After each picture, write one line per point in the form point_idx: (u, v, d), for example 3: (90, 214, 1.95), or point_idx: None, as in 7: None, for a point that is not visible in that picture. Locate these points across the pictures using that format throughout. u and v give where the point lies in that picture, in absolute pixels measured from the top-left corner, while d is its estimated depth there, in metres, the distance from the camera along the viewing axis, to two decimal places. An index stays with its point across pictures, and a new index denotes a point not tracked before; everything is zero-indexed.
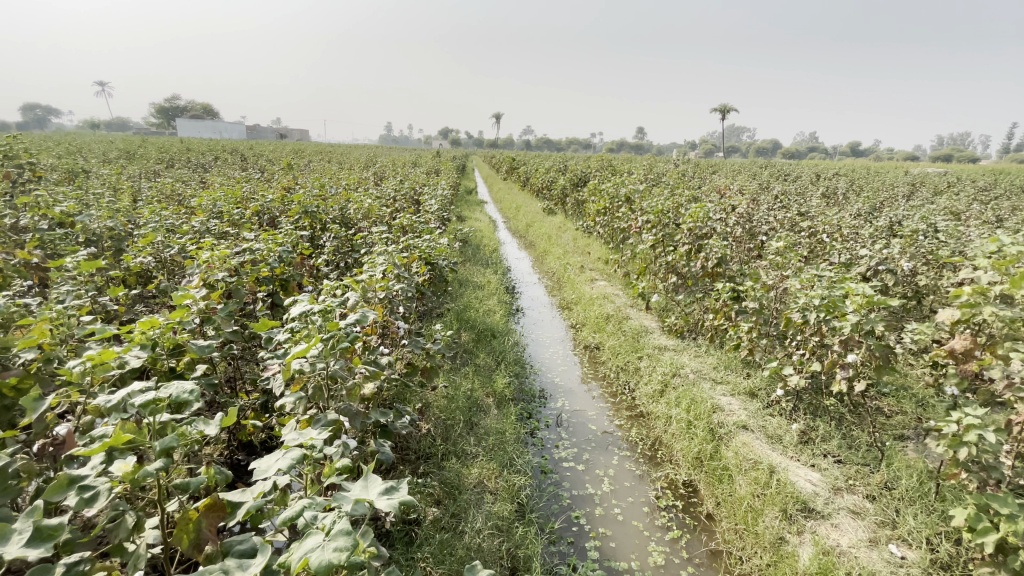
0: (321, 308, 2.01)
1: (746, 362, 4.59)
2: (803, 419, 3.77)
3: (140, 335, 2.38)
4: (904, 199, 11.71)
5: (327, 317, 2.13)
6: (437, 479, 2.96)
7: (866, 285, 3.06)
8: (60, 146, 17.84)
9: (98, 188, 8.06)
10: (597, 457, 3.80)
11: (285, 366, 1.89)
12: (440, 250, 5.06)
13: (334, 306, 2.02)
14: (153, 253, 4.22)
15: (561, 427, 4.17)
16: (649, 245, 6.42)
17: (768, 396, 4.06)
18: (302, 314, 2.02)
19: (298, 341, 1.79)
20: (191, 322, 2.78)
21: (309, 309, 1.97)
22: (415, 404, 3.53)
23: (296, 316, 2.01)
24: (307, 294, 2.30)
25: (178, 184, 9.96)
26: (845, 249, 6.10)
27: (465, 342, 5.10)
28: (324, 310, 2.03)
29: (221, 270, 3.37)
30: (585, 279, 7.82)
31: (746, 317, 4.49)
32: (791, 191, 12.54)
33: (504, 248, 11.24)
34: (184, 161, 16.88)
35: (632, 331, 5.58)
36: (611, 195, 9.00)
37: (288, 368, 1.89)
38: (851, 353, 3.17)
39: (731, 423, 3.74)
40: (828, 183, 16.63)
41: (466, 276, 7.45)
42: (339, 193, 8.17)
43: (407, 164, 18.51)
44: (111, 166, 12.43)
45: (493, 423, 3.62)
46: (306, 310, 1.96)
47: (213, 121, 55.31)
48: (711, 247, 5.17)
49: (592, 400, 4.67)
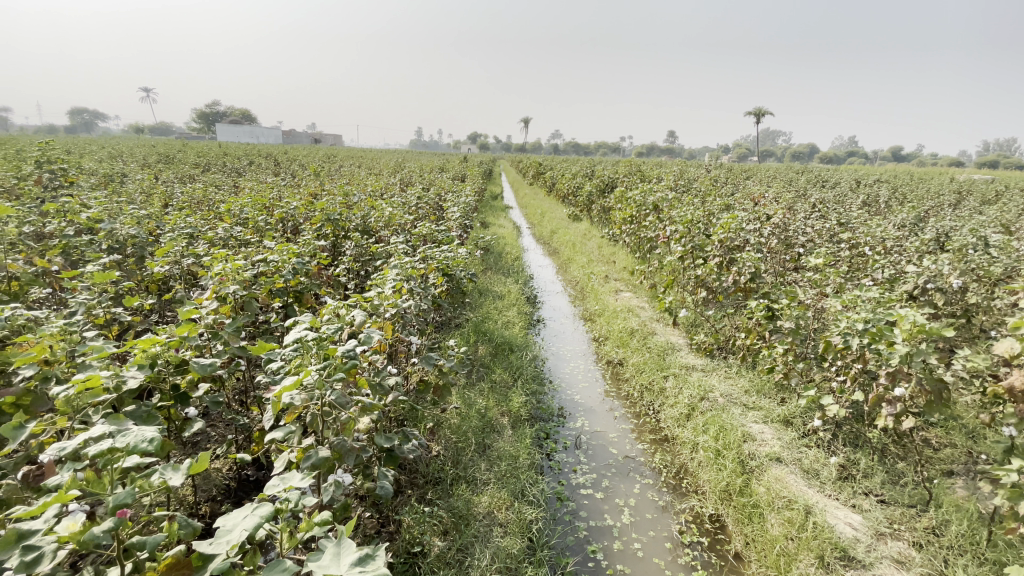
0: (319, 336, 1.90)
1: (780, 386, 4.30)
2: (843, 453, 3.48)
3: (141, 353, 2.34)
4: (951, 208, 11.04)
5: (326, 343, 2.01)
6: (445, 507, 2.82)
7: (918, 312, 2.77)
8: (105, 151, 18.67)
9: (133, 194, 8.31)
10: (616, 485, 3.59)
11: (276, 399, 1.76)
12: (458, 261, 4.94)
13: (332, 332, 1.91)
14: (172, 262, 4.22)
15: (580, 449, 3.97)
16: (677, 256, 6.16)
17: (804, 425, 3.77)
18: (298, 340, 1.90)
19: (289, 374, 1.67)
20: (197, 338, 2.70)
21: (306, 336, 1.85)
22: (426, 424, 3.40)
23: (293, 343, 1.89)
24: (308, 314, 2.19)
25: (209, 189, 10.21)
26: (888, 264, 5.72)
27: (482, 356, 4.96)
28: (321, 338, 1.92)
29: (233, 282, 3.31)
30: (609, 290, 7.59)
31: (780, 337, 4.21)
32: (829, 199, 11.99)
33: (528, 255, 11.08)
34: (219, 166, 17.38)
35: (657, 347, 5.33)
36: (638, 204, 8.75)
37: (279, 400, 1.77)
38: (899, 387, 2.88)
39: (762, 454, 3.47)
40: (870, 189, 15.89)
41: (487, 286, 7.33)
42: (363, 200, 8.17)
43: (434, 170, 18.59)
44: (149, 171, 12.91)
45: (507, 447, 3.46)
46: (303, 337, 1.84)
47: (250, 127, 57.11)
48: (743, 262, 4.90)
49: (613, 421, 4.45)
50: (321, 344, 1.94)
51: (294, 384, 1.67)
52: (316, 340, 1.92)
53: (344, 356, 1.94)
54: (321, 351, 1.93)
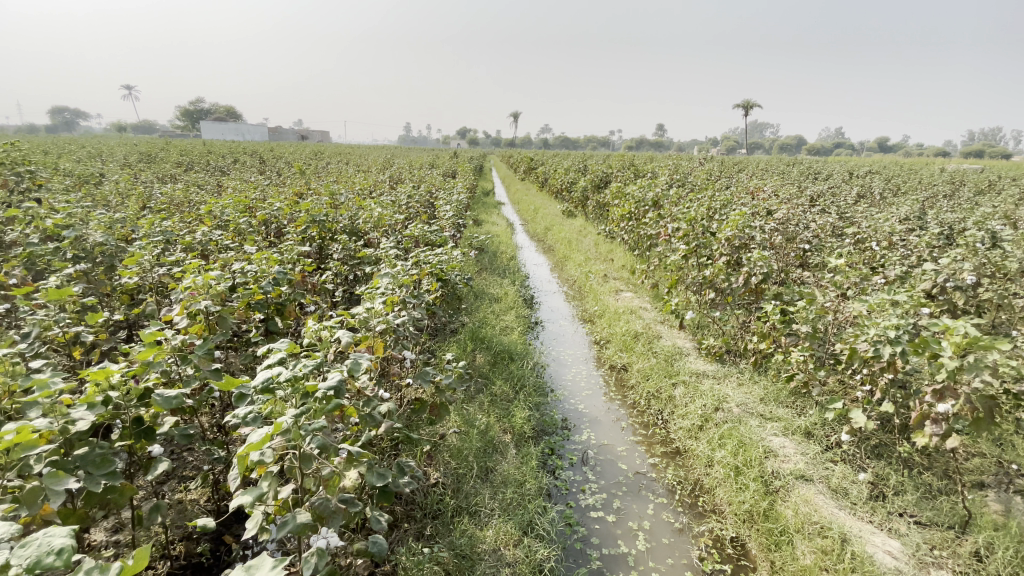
0: (297, 373, 1.61)
1: (797, 393, 4.06)
2: (872, 468, 3.25)
3: (94, 388, 2.03)
4: (947, 199, 10.93)
5: (304, 380, 1.72)
6: (446, 546, 2.54)
7: (967, 322, 2.55)
8: (85, 151, 18.08)
9: (110, 196, 7.91)
10: (629, 506, 3.32)
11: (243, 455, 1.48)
12: (454, 265, 4.65)
13: (311, 369, 1.62)
14: (139, 273, 3.86)
15: (587, 465, 3.70)
16: (681, 255, 5.90)
17: (827, 438, 3.54)
18: (270, 380, 1.60)
19: (256, 430, 1.38)
20: (162, 363, 2.38)
21: (281, 377, 1.56)
22: (423, 449, 3.12)
23: (263, 384, 1.59)
24: (283, 341, 1.89)
25: (192, 190, 9.83)
26: (899, 261, 5.51)
27: (481, 366, 4.68)
28: (299, 376, 1.62)
29: (206, 297, 2.98)
30: (608, 290, 7.34)
31: (797, 342, 3.98)
32: (825, 191, 11.81)
33: (522, 253, 10.78)
34: (201, 164, 16.79)
35: (664, 352, 5.07)
36: (636, 200, 8.48)
37: (246, 455, 1.48)
38: (945, 404, 2.65)
39: (787, 472, 3.23)
40: (864, 180, 15.78)
41: (482, 288, 7.03)
42: (351, 199, 7.82)
43: (424, 166, 18.23)
44: (128, 171, 12.36)
45: (511, 471, 3.18)
46: (278, 378, 1.55)
47: (236, 124, 56.13)
48: (754, 261, 4.65)
49: (621, 432, 4.18)
50: (298, 382, 1.64)
51: (263, 441, 1.37)
52: (293, 377, 1.63)
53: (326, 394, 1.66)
54: (297, 391, 1.64)
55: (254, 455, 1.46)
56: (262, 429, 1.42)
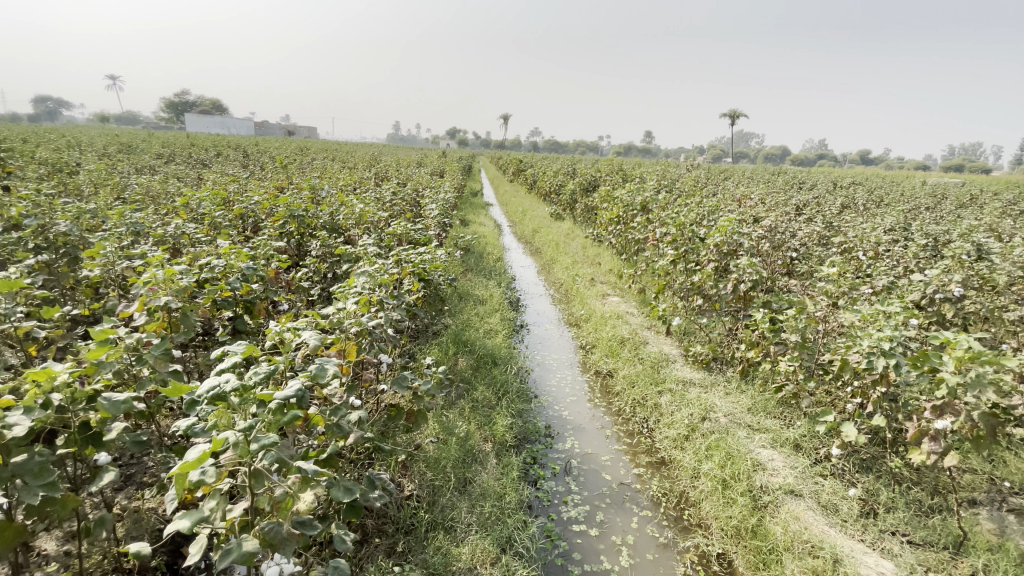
0: (248, 382, 1.46)
1: (785, 403, 3.98)
2: (862, 484, 3.17)
3: (31, 390, 1.83)
4: (928, 211, 11.05)
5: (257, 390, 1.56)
6: (418, 564, 2.38)
7: (970, 336, 2.49)
8: (61, 139, 17.53)
9: (81, 185, 7.60)
10: (612, 518, 3.19)
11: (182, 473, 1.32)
12: (437, 265, 4.49)
13: (265, 376, 1.47)
14: (101, 266, 3.62)
15: (570, 476, 3.56)
16: (669, 260, 5.80)
17: (815, 451, 3.46)
18: (217, 388, 1.45)
19: (193, 447, 1.21)
20: (113, 364, 2.19)
21: (229, 386, 1.41)
22: (398, 458, 2.95)
23: (209, 394, 1.44)
24: (239, 343, 1.74)
25: (169, 181, 9.52)
26: (885, 271, 5.47)
27: (463, 371, 4.52)
28: (251, 385, 1.47)
29: (168, 293, 2.78)
30: (595, 294, 7.23)
31: (786, 351, 3.89)
32: (811, 200, 11.87)
33: (508, 254, 10.64)
34: (183, 156, 16.39)
35: (650, 359, 4.97)
36: (625, 203, 8.39)
37: (184, 473, 1.31)
38: (943, 420, 2.58)
39: (776, 487, 3.14)
40: (849, 191, 15.91)
41: (467, 289, 6.88)
42: (334, 195, 7.61)
43: (413, 165, 17.97)
44: (103, 160, 11.93)
45: (491, 482, 3.03)
46: (226, 388, 1.39)
47: (221, 118, 55.19)
48: (743, 267, 4.56)
49: (605, 441, 4.05)
50: (250, 392, 1.49)
51: (200, 460, 1.20)
52: (244, 386, 1.48)
53: (281, 406, 1.51)
54: (249, 402, 1.48)
55: (194, 473, 1.30)
56: (201, 447, 1.25)
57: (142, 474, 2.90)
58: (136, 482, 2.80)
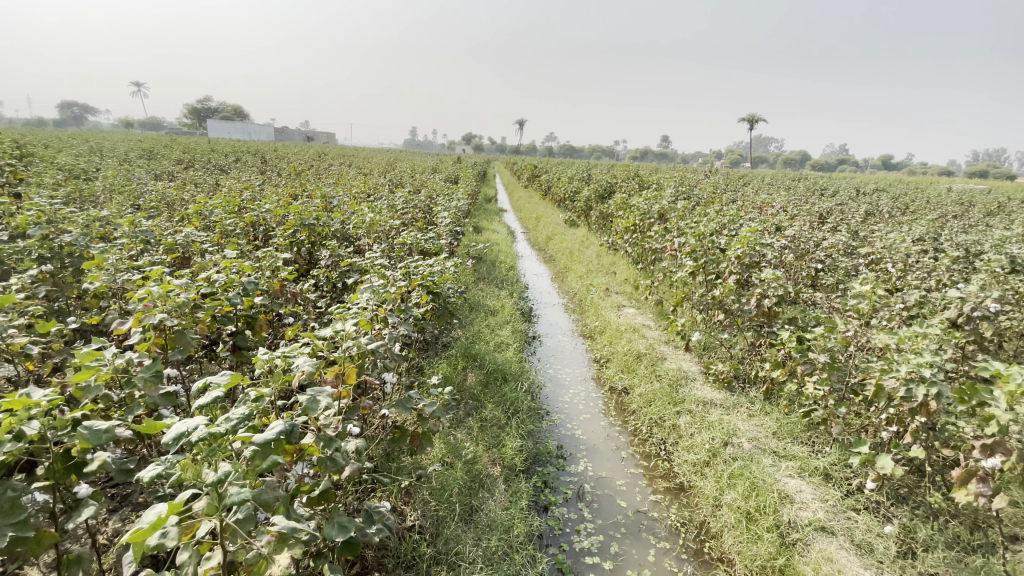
0: (217, 431, 1.32)
1: (813, 428, 3.74)
2: (900, 521, 2.93)
3: (7, 420, 1.73)
4: (956, 220, 10.61)
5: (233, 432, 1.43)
6: None
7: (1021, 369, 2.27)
8: (86, 146, 17.89)
9: (98, 192, 7.65)
10: (627, 551, 2.99)
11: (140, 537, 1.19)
12: (446, 277, 4.35)
13: (238, 424, 1.34)
14: (104, 277, 3.56)
15: (583, 502, 3.37)
16: (687, 272, 5.59)
17: (846, 482, 3.23)
18: (183, 438, 1.31)
19: (148, 511, 1.12)
20: (99, 389, 2.08)
21: (195, 437, 1.27)
22: (401, 485, 2.80)
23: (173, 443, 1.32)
24: (217, 377, 1.61)
25: (186, 187, 9.57)
26: (917, 285, 5.17)
27: (472, 387, 4.37)
28: (221, 433, 1.34)
29: (164, 310, 2.68)
30: (610, 305, 7.03)
31: (813, 372, 3.66)
32: (833, 207, 11.48)
33: (522, 262, 10.49)
34: (203, 162, 16.61)
35: (668, 376, 4.76)
36: (641, 212, 8.17)
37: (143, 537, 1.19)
38: (992, 459, 2.35)
39: (805, 523, 2.92)
40: (872, 198, 15.49)
41: (478, 299, 6.73)
42: (346, 202, 7.54)
43: (428, 171, 17.93)
44: (123, 167, 12.10)
45: (498, 513, 2.87)
46: (191, 440, 1.26)
47: (241, 124, 56.16)
48: (767, 281, 4.33)
49: (620, 463, 3.85)
50: (221, 439, 1.36)
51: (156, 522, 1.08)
52: (213, 434, 1.35)
53: (258, 452, 1.38)
54: (218, 452, 1.34)
55: (154, 535, 1.17)
56: (158, 509, 1.17)
57: (139, 496, 2.81)
58: (132, 504, 2.72)
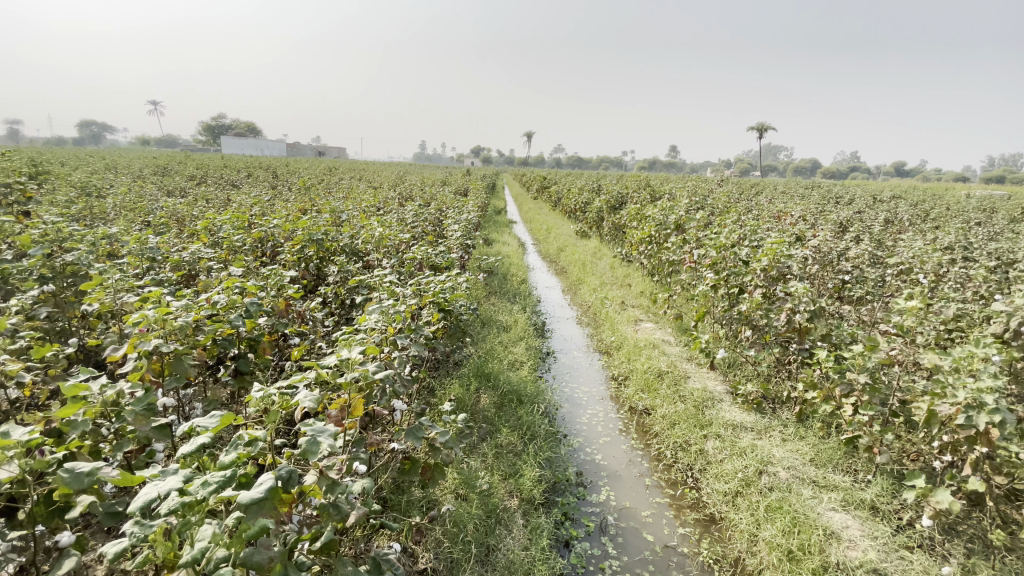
0: (192, 498, 1.18)
1: (854, 456, 3.47)
2: (960, 562, 2.66)
3: None
4: (983, 227, 10.23)
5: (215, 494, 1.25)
6: None
7: None
8: (100, 162, 18.06)
9: (109, 209, 7.60)
10: None
11: None
12: (458, 294, 4.16)
13: (216, 489, 1.20)
14: (104, 297, 3.41)
15: (607, 536, 3.12)
16: (709, 285, 5.34)
17: (896, 517, 2.96)
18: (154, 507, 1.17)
19: None
20: (86, 424, 1.90)
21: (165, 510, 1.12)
22: (413, 524, 2.59)
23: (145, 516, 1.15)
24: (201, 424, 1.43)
25: (196, 203, 9.51)
26: (956, 298, 4.87)
27: (485, 409, 4.16)
28: (197, 501, 1.19)
29: (158, 335, 2.51)
30: (627, 319, 6.79)
31: (853, 394, 3.41)
32: (853, 215, 11.15)
33: (534, 275, 10.29)
34: (215, 177, 16.68)
35: (692, 397, 4.51)
36: (657, 222, 7.94)
37: None
38: None
39: (855, 565, 2.66)
40: (891, 206, 15.11)
41: (490, 315, 6.53)
42: (356, 217, 7.40)
43: (437, 184, 17.86)
44: (137, 184, 12.13)
45: (517, 554, 2.65)
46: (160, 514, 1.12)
47: (253, 140, 56.92)
48: (798, 295, 4.08)
49: (645, 492, 3.60)
50: (199, 505, 1.20)
51: None
52: (188, 503, 1.19)
53: (244, 518, 1.22)
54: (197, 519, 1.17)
55: None
56: None
57: None
58: None
